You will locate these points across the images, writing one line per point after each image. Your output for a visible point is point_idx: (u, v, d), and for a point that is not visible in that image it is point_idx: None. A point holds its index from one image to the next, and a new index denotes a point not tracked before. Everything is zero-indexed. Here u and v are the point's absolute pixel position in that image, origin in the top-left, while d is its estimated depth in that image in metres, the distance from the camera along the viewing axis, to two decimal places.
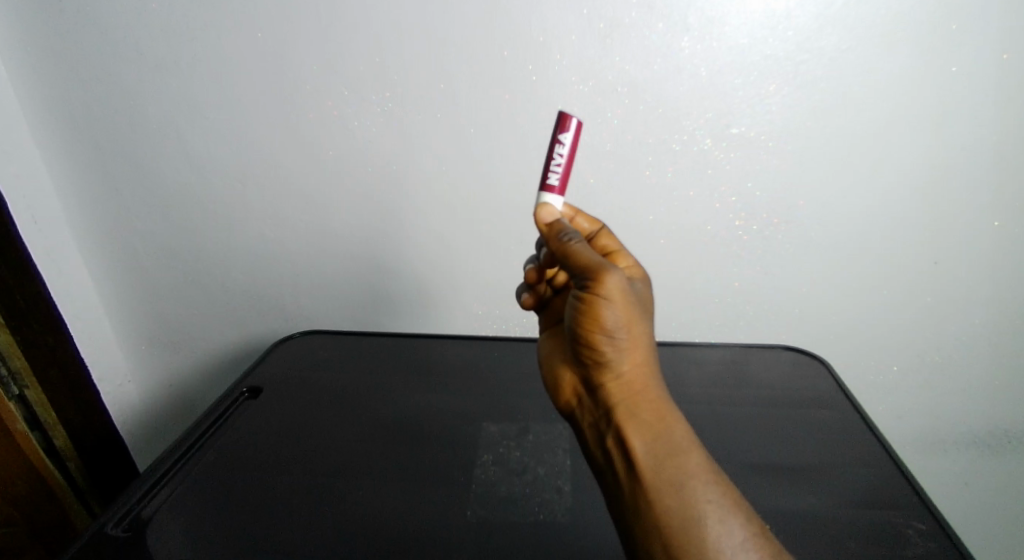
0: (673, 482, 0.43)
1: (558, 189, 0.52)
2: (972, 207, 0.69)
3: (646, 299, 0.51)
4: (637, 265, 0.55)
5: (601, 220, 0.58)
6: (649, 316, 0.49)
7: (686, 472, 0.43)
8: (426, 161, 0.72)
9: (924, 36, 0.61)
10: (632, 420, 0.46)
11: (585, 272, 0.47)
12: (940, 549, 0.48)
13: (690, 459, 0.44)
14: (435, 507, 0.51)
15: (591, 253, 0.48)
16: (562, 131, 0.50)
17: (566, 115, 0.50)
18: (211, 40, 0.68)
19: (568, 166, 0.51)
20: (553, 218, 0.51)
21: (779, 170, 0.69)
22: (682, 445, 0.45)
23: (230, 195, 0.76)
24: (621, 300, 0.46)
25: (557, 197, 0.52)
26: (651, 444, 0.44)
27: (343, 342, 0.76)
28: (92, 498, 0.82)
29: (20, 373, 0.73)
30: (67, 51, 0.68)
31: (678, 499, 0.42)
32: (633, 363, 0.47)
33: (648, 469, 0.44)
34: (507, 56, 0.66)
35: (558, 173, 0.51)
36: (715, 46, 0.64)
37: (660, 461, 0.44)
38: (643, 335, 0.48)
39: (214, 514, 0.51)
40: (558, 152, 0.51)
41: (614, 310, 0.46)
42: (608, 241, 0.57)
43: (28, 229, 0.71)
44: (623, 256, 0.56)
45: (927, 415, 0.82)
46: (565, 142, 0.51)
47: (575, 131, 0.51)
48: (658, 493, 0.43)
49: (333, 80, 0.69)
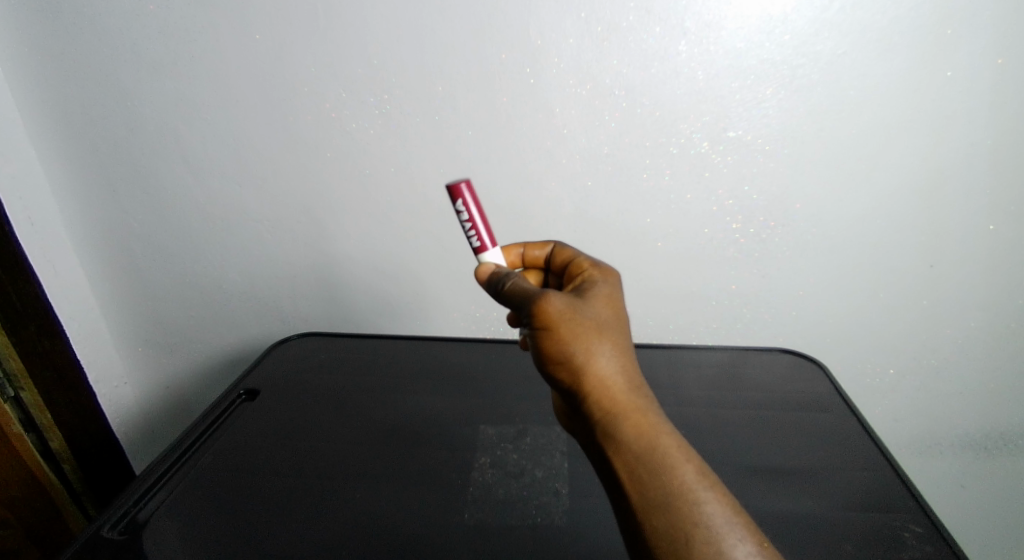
0: (659, 505, 0.39)
1: (486, 248, 0.52)
2: (969, 210, 0.69)
3: (608, 303, 0.45)
4: (600, 266, 0.49)
5: (551, 241, 0.55)
6: (613, 323, 0.44)
7: (673, 491, 0.39)
8: (425, 164, 0.73)
9: (921, 40, 0.62)
10: (609, 443, 0.41)
11: (524, 304, 0.44)
12: (937, 552, 0.48)
13: (677, 475, 0.40)
14: (432, 511, 0.51)
15: (530, 287, 0.45)
16: (455, 200, 0.50)
17: (455, 182, 0.50)
18: (209, 43, 0.68)
19: (481, 225, 0.51)
20: (494, 268, 0.50)
21: (776, 173, 0.69)
22: (668, 461, 0.40)
23: (228, 197, 0.76)
24: (565, 322, 0.42)
25: (493, 253, 0.52)
26: (632, 467, 0.40)
27: (341, 344, 0.76)
28: (87, 499, 0.81)
29: (15, 375, 0.71)
30: (66, 55, 0.69)
31: (667, 521, 0.38)
32: (603, 382, 0.42)
33: (632, 493, 0.40)
34: (505, 59, 0.66)
35: (475, 237, 0.51)
36: (712, 50, 0.64)
37: (643, 483, 0.40)
38: (607, 347, 0.42)
39: (206, 519, 0.51)
40: (463, 222, 0.51)
41: (557, 336, 0.42)
42: (565, 249, 0.54)
43: (26, 232, 0.72)
44: (583, 261, 0.51)
45: (924, 418, 0.81)
46: (461, 210, 0.50)
47: (467, 193, 0.50)
48: (646, 516, 0.39)
49: (331, 83, 0.69)
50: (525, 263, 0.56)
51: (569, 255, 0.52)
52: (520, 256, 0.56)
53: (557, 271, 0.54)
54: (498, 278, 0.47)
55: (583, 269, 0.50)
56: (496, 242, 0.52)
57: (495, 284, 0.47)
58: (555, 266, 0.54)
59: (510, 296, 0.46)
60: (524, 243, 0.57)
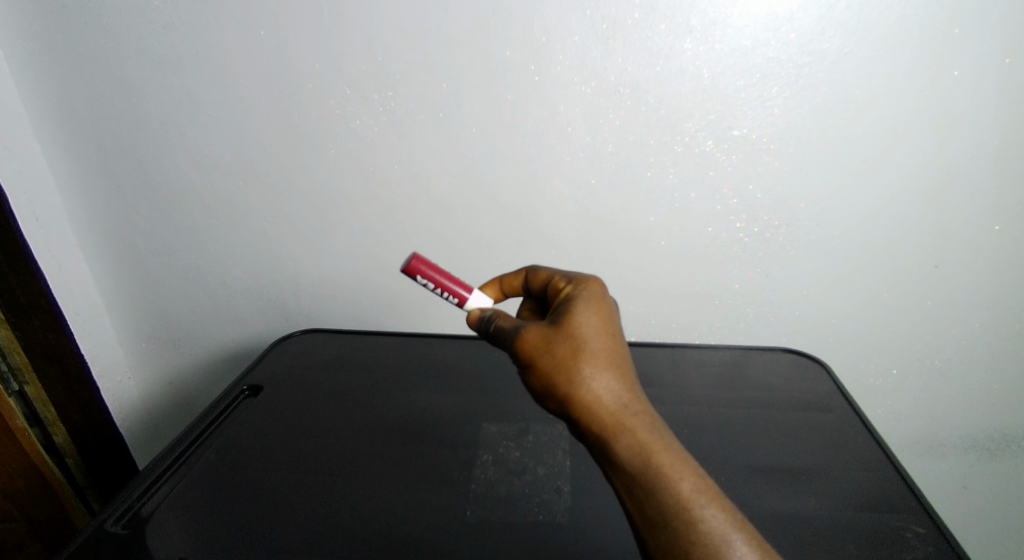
0: (656, 524, 0.41)
1: (466, 298, 0.55)
2: (974, 210, 0.69)
3: (587, 320, 0.46)
4: (580, 280, 0.50)
5: (527, 266, 0.56)
6: (594, 342, 0.45)
7: (668, 508, 0.40)
8: (427, 161, 0.72)
9: (926, 40, 0.61)
10: (606, 464, 0.44)
11: (508, 343, 0.48)
12: (939, 552, 0.48)
13: (673, 489, 0.41)
14: (431, 507, 0.51)
15: (512, 327, 0.49)
16: (415, 274, 0.54)
17: (410, 259, 0.54)
18: (213, 39, 0.68)
19: (450, 281, 0.54)
20: (481, 311, 0.53)
21: (780, 172, 0.69)
22: (661, 478, 0.41)
23: (231, 192, 0.76)
24: (543, 356, 0.46)
25: (475, 297, 0.55)
26: (630, 485, 0.42)
27: (344, 341, 0.76)
28: (91, 494, 0.82)
29: (20, 369, 0.72)
30: (70, 49, 0.69)
31: (667, 535, 0.40)
32: (590, 404, 0.44)
33: (634, 508, 0.42)
34: (509, 56, 0.66)
35: (451, 294, 0.54)
36: (717, 48, 0.64)
37: (640, 501, 0.42)
38: (588, 370, 0.44)
39: (209, 514, 0.51)
40: (432, 290, 0.55)
41: (538, 370, 0.46)
42: (540, 271, 0.54)
43: (30, 225, 0.72)
44: (563, 278, 0.51)
45: (927, 419, 0.81)
46: (424, 282, 0.54)
47: (422, 265, 0.54)
48: (647, 534, 0.41)
49: (335, 79, 0.69)
50: (509, 293, 0.57)
51: (547, 274, 0.53)
52: (501, 290, 0.57)
53: (536, 293, 0.54)
54: (485, 322, 0.52)
55: (562, 287, 0.50)
56: (472, 288, 0.55)
57: (484, 326, 0.52)
58: (535, 289, 0.54)
59: (498, 337, 0.50)
60: (503, 275, 0.58)
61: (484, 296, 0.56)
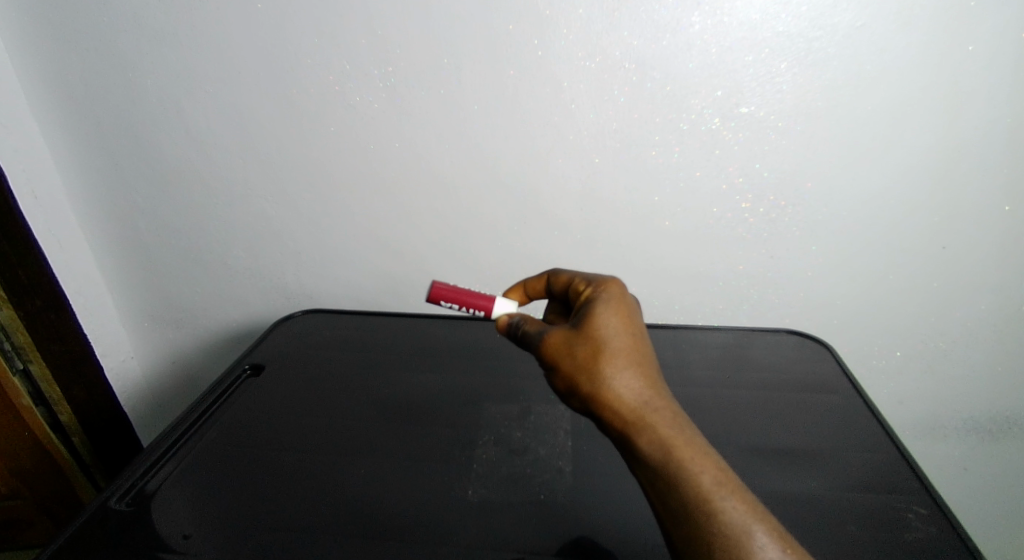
0: (679, 516, 0.41)
1: (490, 308, 0.56)
2: (983, 190, 0.67)
3: (608, 320, 0.46)
4: (602, 281, 0.50)
5: (547, 271, 0.56)
6: (614, 342, 0.45)
7: (690, 501, 0.41)
8: (427, 138, 0.71)
9: (940, 13, 0.60)
10: (630, 459, 0.44)
11: (532, 347, 0.49)
12: (940, 534, 0.48)
13: (695, 483, 0.41)
14: (432, 488, 0.51)
15: (536, 330, 0.49)
16: (437, 297, 0.56)
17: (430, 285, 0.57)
18: (210, 11, 0.66)
19: (467, 295, 0.55)
20: (507, 316, 0.53)
21: (787, 151, 0.68)
22: (683, 472, 0.41)
23: (230, 169, 0.75)
24: (564, 357, 0.46)
25: (500, 304, 0.56)
26: (653, 478, 0.42)
27: (345, 322, 0.76)
28: (98, 473, 0.83)
29: (22, 349, 0.73)
30: (64, 22, 0.67)
31: (691, 527, 0.40)
32: (612, 403, 0.44)
33: (658, 501, 0.42)
34: (511, 30, 0.65)
35: (475, 306, 0.55)
36: (726, 21, 0.62)
37: (663, 495, 0.42)
38: (610, 369, 0.44)
39: (215, 492, 0.51)
40: (458, 309, 0.56)
41: (561, 372, 0.46)
42: (561, 273, 0.54)
43: (29, 204, 0.71)
44: (585, 280, 0.51)
45: (930, 401, 0.81)
46: (448, 304, 0.56)
47: (441, 288, 0.56)
48: (670, 526, 0.41)
49: (334, 54, 0.67)
50: (533, 297, 0.58)
51: (568, 276, 0.53)
52: (525, 294, 0.57)
53: (558, 295, 0.54)
54: (508, 328, 0.52)
55: (584, 289, 0.50)
56: (494, 297, 0.56)
57: (510, 331, 0.52)
58: (555, 291, 0.54)
59: (522, 340, 0.50)
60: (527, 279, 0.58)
61: (508, 301, 0.57)
